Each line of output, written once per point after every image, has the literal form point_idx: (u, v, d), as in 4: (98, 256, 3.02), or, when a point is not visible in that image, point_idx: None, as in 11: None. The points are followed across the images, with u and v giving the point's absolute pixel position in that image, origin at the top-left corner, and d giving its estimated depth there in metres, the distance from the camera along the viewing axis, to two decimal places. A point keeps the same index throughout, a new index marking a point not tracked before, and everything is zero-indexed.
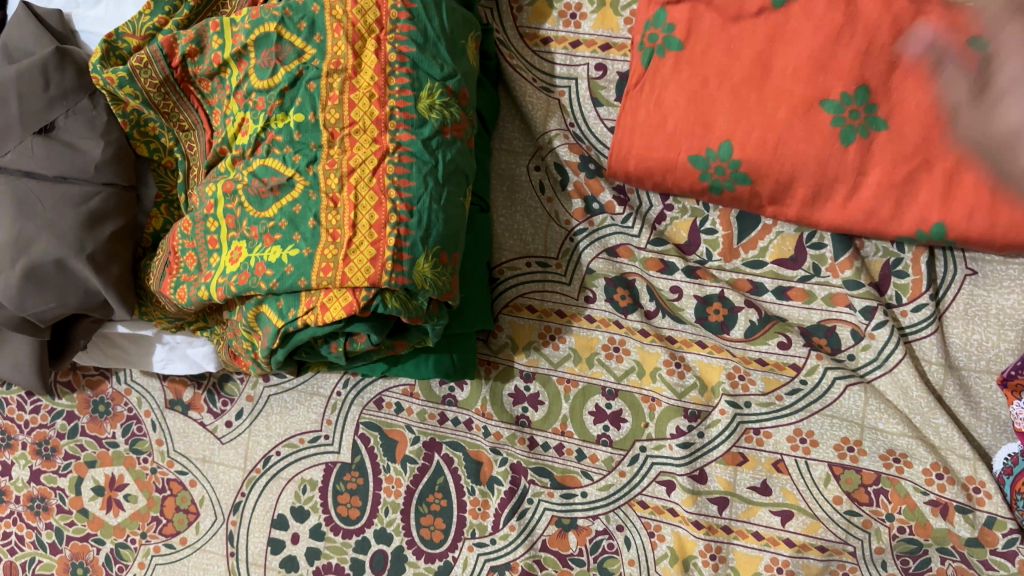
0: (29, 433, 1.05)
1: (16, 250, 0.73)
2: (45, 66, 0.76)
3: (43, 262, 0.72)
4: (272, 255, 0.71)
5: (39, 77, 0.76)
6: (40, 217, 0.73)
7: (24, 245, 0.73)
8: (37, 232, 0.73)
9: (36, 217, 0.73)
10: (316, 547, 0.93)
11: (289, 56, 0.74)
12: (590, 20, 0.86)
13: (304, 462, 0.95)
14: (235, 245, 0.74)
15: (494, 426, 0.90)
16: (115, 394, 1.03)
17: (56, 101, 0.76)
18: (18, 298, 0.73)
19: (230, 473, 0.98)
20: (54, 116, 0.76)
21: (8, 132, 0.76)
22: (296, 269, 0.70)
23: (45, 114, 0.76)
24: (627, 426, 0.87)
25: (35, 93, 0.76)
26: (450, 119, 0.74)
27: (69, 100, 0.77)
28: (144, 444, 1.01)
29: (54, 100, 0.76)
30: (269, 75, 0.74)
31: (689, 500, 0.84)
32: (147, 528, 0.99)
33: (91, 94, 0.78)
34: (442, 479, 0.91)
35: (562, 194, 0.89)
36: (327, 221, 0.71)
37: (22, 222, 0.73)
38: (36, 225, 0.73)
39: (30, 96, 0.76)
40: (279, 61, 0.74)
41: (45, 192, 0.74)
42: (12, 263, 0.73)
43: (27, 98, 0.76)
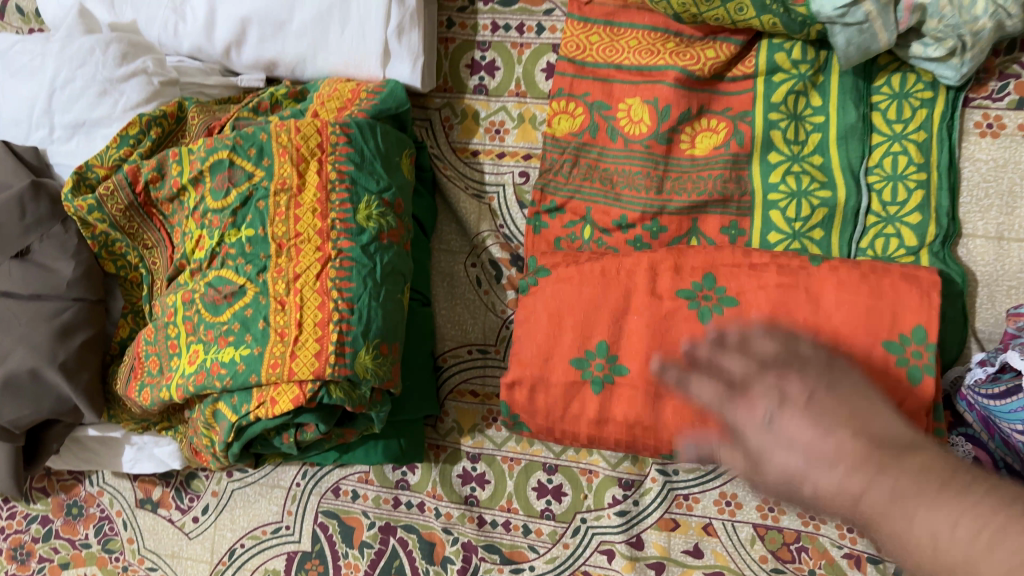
0: (5, 538, 1.10)
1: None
2: (21, 198, 0.84)
3: (19, 372, 0.80)
4: (227, 356, 0.79)
5: (16, 208, 0.84)
6: (17, 332, 0.81)
7: (3, 358, 0.81)
8: (13, 345, 0.81)
9: (13, 331, 0.81)
10: None
11: (241, 179, 0.83)
12: (512, 134, 0.96)
13: (268, 553, 1.00)
14: (193, 348, 0.81)
15: (444, 507, 0.96)
16: (88, 496, 1.08)
17: (31, 228, 0.84)
18: None
19: (197, 567, 1.02)
20: (30, 242, 0.85)
21: None
22: (247, 367, 0.78)
23: (21, 240, 0.84)
24: (568, 498, 0.93)
25: (12, 222, 0.84)
26: (386, 226, 0.84)
27: (43, 226, 0.85)
28: (115, 543, 1.06)
29: (29, 227, 0.84)
30: (223, 196, 0.83)
31: (629, 566, 0.90)
32: None
33: (64, 220, 0.86)
34: (399, 561, 0.96)
35: (497, 287, 0.97)
36: (275, 323, 0.79)
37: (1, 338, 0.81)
38: (12, 338, 0.81)
39: (8, 226, 0.84)
40: (229, 184, 0.83)
41: (21, 310, 0.82)
42: None
43: (6, 227, 0.84)
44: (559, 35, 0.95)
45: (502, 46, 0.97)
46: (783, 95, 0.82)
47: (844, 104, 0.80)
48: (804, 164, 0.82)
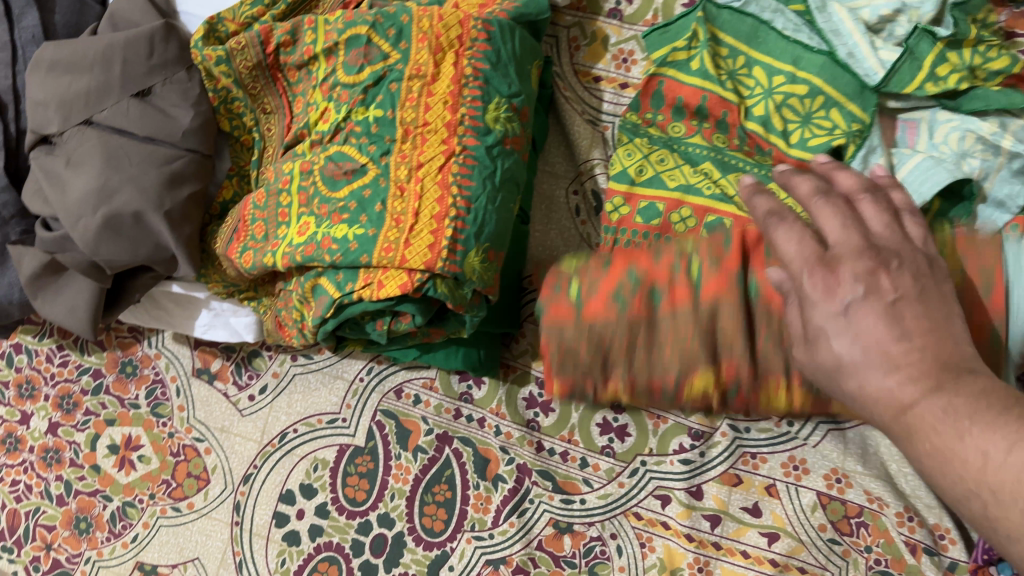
0: (53, 386, 1.08)
1: (101, 197, 0.78)
2: (152, 36, 0.82)
3: (123, 212, 0.78)
4: (337, 237, 0.77)
5: (145, 45, 0.81)
6: (126, 172, 0.79)
7: (107, 196, 0.78)
8: (121, 184, 0.78)
9: (123, 171, 0.79)
10: (320, 524, 1.00)
11: (372, 54, 0.81)
12: (639, 66, 0.94)
13: (320, 442, 1.01)
14: (302, 220, 0.80)
15: (506, 426, 0.96)
16: (144, 358, 1.07)
17: (156, 69, 0.82)
18: (93, 243, 0.79)
19: (245, 445, 1.03)
20: (152, 83, 0.82)
21: (106, 91, 0.81)
22: (360, 246, 0.76)
23: (144, 80, 0.81)
24: (631, 439, 0.94)
25: (138, 59, 0.81)
26: (511, 132, 0.82)
27: (168, 70, 0.82)
28: (165, 408, 1.05)
29: (154, 68, 0.82)
30: (354, 72, 0.81)
31: (684, 513, 0.90)
32: (157, 490, 1.04)
33: (188, 68, 0.84)
34: (450, 472, 0.97)
35: (596, 219, 0.94)
36: (393, 209, 0.77)
37: (109, 174, 0.78)
38: (121, 177, 0.78)
39: (134, 62, 0.81)
40: (359, 59, 0.81)
41: (135, 149, 0.80)
42: (94, 211, 0.78)
43: (130, 63, 0.81)
44: None
45: None
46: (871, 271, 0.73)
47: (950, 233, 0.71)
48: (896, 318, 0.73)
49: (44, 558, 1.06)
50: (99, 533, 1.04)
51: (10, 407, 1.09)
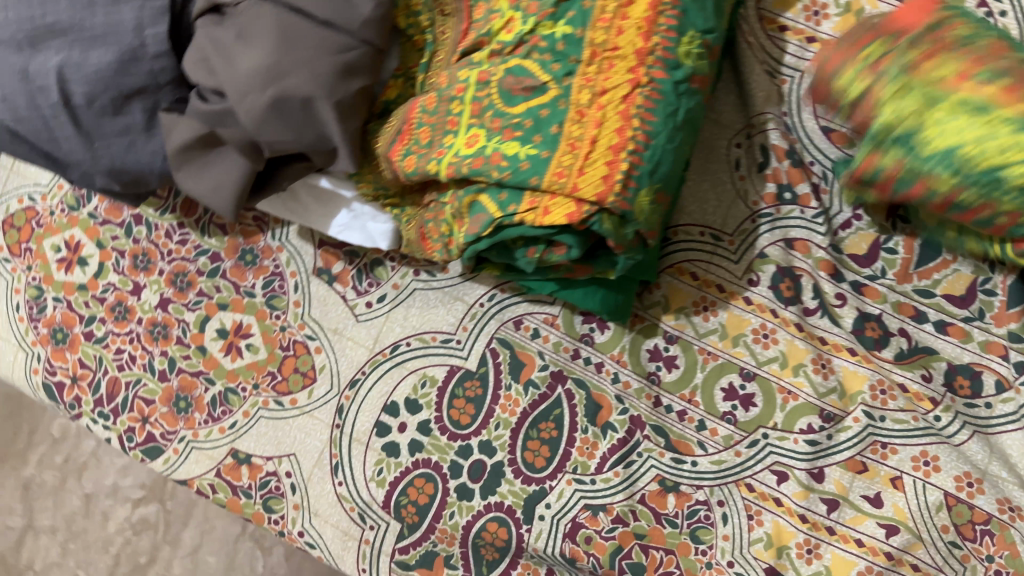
0: (168, 261, 1.07)
1: (271, 77, 0.75)
2: None
3: (293, 96, 0.75)
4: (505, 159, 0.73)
5: None
6: (300, 54, 0.75)
7: (278, 76, 0.75)
8: (293, 66, 0.75)
9: (296, 53, 0.75)
10: (421, 441, 0.99)
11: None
12: (832, 21, 0.89)
13: (431, 359, 1.00)
14: (467, 132, 0.76)
15: (625, 375, 0.93)
16: (265, 248, 1.05)
17: None
18: (258, 123, 0.77)
19: (356, 350, 1.02)
20: None
21: None
22: (531, 167, 0.72)
23: None
24: (757, 409, 0.90)
25: None
26: (700, 70, 0.76)
27: None
28: (281, 302, 1.04)
29: None
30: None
31: (801, 493, 0.88)
32: (261, 380, 1.04)
33: None
34: (559, 411, 0.95)
35: (757, 176, 0.91)
36: (571, 135, 0.73)
37: (282, 53, 0.75)
38: (294, 59, 0.75)
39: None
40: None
41: (310, 31, 0.75)
42: (262, 89, 0.75)
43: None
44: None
45: None
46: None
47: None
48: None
49: (140, 430, 1.07)
50: (197, 415, 1.05)
51: (122, 276, 1.08)
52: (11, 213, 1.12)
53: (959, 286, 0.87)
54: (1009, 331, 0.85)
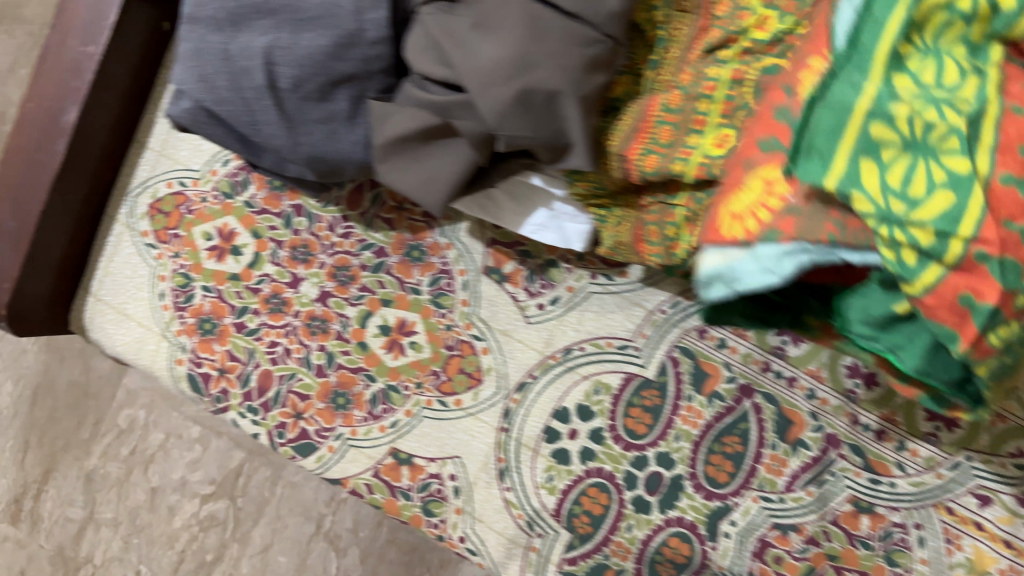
0: (331, 255, 1.04)
1: (519, 67, 0.72)
2: None
3: (540, 90, 0.73)
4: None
5: None
6: (548, 47, 0.72)
7: (526, 68, 0.72)
8: (543, 59, 0.72)
9: (545, 46, 0.72)
10: (593, 449, 0.96)
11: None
12: None
13: (606, 366, 0.97)
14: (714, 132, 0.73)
15: (821, 391, 0.92)
16: (433, 245, 1.03)
17: None
18: (500, 117, 0.74)
19: (526, 353, 1.00)
20: None
21: None
22: None
23: None
24: (961, 431, 0.88)
25: None
26: None
27: None
28: (447, 300, 1.02)
29: None
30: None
31: (1006, 518, 0.86)
32: (424, 379, 1.02)
33: None
34: (746, 425, 0.93)
35: None
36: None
37: (530, 45, 0.72)
38: (543, 52, 0.72)
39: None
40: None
41: (558, 22, 0.73)
42: (507, 81, 0.73)
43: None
44: None
45: None
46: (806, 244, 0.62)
47: (915, 330, 0.51)
48: (934, 162, 0.46)
49: (291, 425, 1.04)
50: (357, 412, 1.02)
51: (279, 267, 1.05)
52: (159, 198, 1.09)
53: None
54: None
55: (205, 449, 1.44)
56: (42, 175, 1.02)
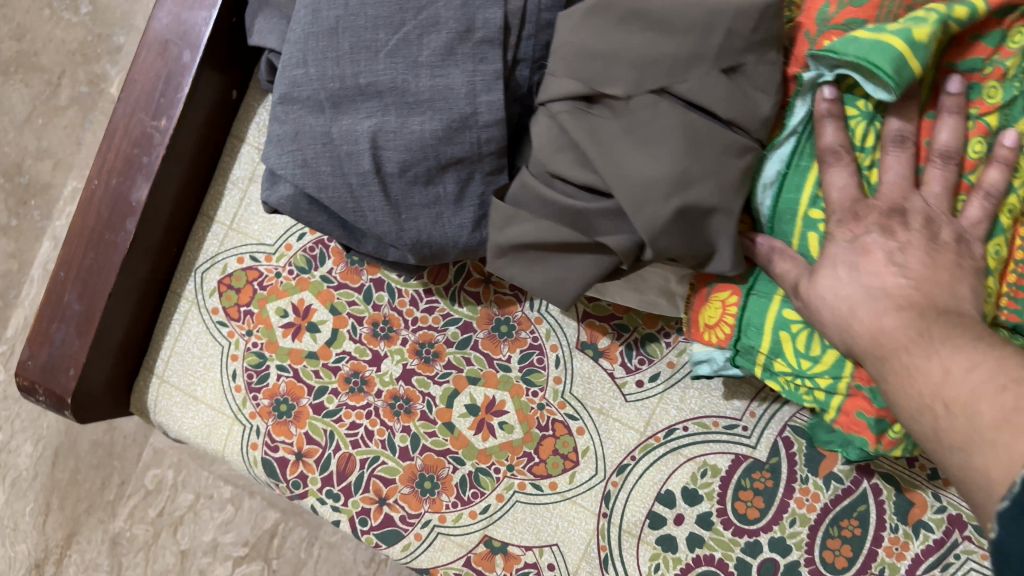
0: (414, 330, 0.99)
1: (677, 185, 0.66)
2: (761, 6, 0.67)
3: (700, 208, 0.67)
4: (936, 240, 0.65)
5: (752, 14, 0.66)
6: (708, 162, 0.67)
7: (685, 185, 0.66)
8: (703, 175, 0.67)
9: (704, 161, 0.67)
10: (701, 535, 0.92)
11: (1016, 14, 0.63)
12: None
13: (711, 446, 0.93)
14: (816, 219, 0.70)
15: (945, 472, 0.87)
16: (522, 319, 0.99)
17: (754, 42, 0.67)
18: (653, 237, 0.68)
19: (625, 433, 0.95)
20: (743, 58, 0.68)
21: (693, 59, 0.67)
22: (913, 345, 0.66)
23: (737, 52, 0.67)
24: None
25: (741, 27, 0.67)
26: None
27: (763, 47, 0.68)
28: (539, 377, 0.98)
29: (753, 42, 0.67)
30: (997, 42, 0.64)
31: None
32: (516, 462, 0.96)
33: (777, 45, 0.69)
34: (863, 508, 0.89)
35: None
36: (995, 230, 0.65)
37: (689, 161, 0.66)
38: (703, 167, 0.67)
39: (737, 31, 0.66)
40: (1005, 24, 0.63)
41: (716, 137, 0.67)
42: (664, 199, 0.66)
43: (734, 34, 0.66)
44: None
45: None
46: (821, 349, 0.69)
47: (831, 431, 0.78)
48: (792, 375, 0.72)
49: (375, 512, 0.98)
50: (445, 498, 0.97)
51: (359, 344, 1.00)
52: (227, 273, 1.05)
53: None
54: None
55: (237, 508, 1.42)
56: (112, 257, 0.96)
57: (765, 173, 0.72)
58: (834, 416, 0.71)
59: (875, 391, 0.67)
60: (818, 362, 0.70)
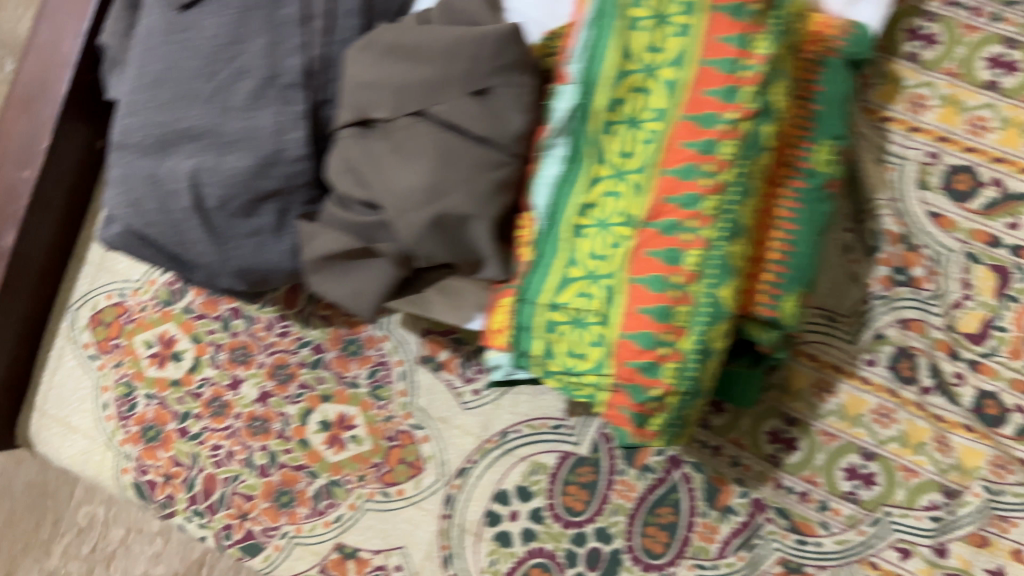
0: (268, 354, 1.06)
1: (431, 195, 0.77)
2: (501, 38, 0.77)
3: (453, 214, 0.77)
4: (689, 229, 0.73)
5: (492, 45, 0.77)
6: (460, 173, 0.77)
7: (439, 195, 0.77)
8: (455, 185, 0.77)
9: (456, 172, 0.77)
10: (534, 530, 0.99)
11: (750, 21, 0.73)
12: (933, 112, 0.92)
13: (541, 446, 1.01)
14: (583, 226, 0.77)
15: (745, 458, 0.95)
16: (369, 338, 1.05)
17: (498, 70, 0.78)
18: (416, 239, 0.79)
19: (464, 439, 1.02)
20: (492, 83, 0.79)
21: (445, 85, 0.78)
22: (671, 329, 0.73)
23: (485, 79, 0.78)
24: (878, 488, 0.91)
25: (483, 57, 0.78)
26: (838, 175, 0.81)
27: (507, 73, 0.79)
28: (385, 391, 1.04)
29: (497, 69, 0.78)
30: (730, 69, 0.73)
31: (926, 569, 0.90)
32: (367, 472, 1.03)
33: (525, 72, 0.79)
34: (676, 495, 0.97)
35: (868, 259, 0.92)
36: (744, 216, 0.74)
37: (441, 173, 0.77)
38: (454, 178, 0.77)
39: (481, 58, 0.78)
40: (742, 29, 0.73)
41: (467, 151, 0.78)
42: (422, 207, 0.77)
43: (477, 59, 0.78)
44: (1012, 30, 0.92)
45: (950, 23, 0.93)
46: (588, 345, 0.76)
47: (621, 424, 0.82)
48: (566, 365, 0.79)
49: (237, 527, 1.05)
50: (301, 510, 1.04)
51: (219, 370, 1.07)
52: (100, 309, 1.12)
53: None
54: None
55: None
56: None
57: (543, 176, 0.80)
58: (601, 407, 0.78)
59: (633, 386, 0.74)
60: (585, 358, 0.77)
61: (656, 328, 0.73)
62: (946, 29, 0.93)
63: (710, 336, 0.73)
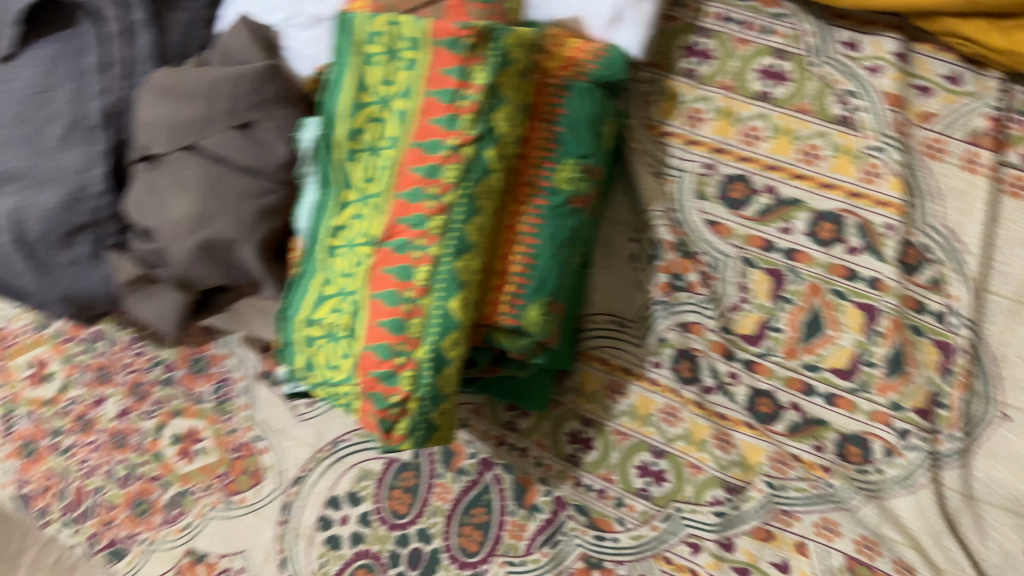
0: (127, 373, 1.16)
1: (198, 222, 0.84)
2: (258, 75, 0.86)
3: (219, 240, 0.83)
4: (419, 247, 0.77)
5: (249, 82, 0.86)
6: (224, 202, 0.84)
7: (205, 222, 0.83)
8: (219, 213, 0.83)
9: (220, 201, 0.84)
10: (361, 532, 1.04)
11: (468, 54, 0.78)
12: (708, 125, 1.00)
13: (368, 453, 1.07)
14: (334, 245, 0.82)
15: (546, 459, 1.00)
16: (214, 356, 1.15)
17: (259, 105, 0.86)
18: (190, 263, 0.85)
19: (300, 448, 1.09)
20: (254, 117, 0.86)
21: (209, 120, 0.85)
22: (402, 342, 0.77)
23: (247, 113, 0.86)
24: (668, 485, 0.94)
25: (242, 94, 0.85)
26: (580, 192, 0.86)
27: (270, 107, 0.87)
28: (231, 406, 1.12)
29: (259, 104, 0.86)
30: (450, 97, 0.78)
31: (713, 564, 0.91)
32: (213, 481, 1.10)
33: (288, 107, 0.88)
34: (488, 496, 1.01)
35: (650, 267, 0.98)
36: (471, 233, 0.78)
37: (207, 202, 0.84)
38: (219, 207, 0.84)
39: (240, 96, 0.85)
40: (461, 62, 0.78)
41: (231, 180, 0.84)
42: (191, 233, 0.84)
43: (237, 95, 0.85)
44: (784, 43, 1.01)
45: (723, 38, 1.02)
46: (341, 357, 0.81)
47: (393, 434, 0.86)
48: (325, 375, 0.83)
49: (102, 535, 1.11)
50: (156, 517, 1.11)
51: (84, 390, 1.16)
52: None
53: (841, 358, 0.91)
54: (890, 401, 0.89)
55: None
56: None
57: (306, 201, 0.86)
58: (356, 415, 0.82)
59: (375, 394, 0.79)
60: (339, 369, 0.82)
61: (391, 340, 0.77)
62: (720, 45, 1.02)
63: (444, 346, 0.77)
